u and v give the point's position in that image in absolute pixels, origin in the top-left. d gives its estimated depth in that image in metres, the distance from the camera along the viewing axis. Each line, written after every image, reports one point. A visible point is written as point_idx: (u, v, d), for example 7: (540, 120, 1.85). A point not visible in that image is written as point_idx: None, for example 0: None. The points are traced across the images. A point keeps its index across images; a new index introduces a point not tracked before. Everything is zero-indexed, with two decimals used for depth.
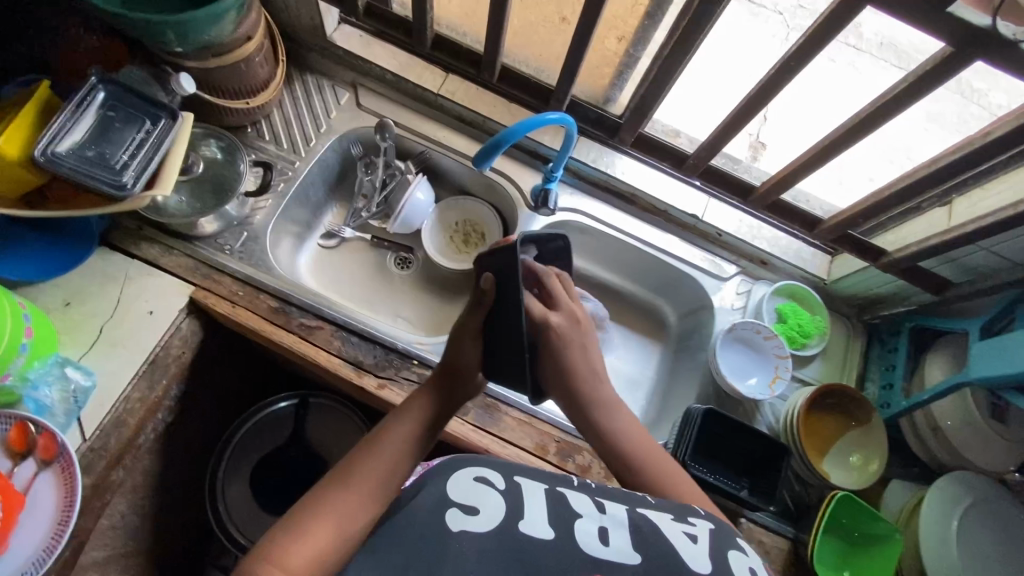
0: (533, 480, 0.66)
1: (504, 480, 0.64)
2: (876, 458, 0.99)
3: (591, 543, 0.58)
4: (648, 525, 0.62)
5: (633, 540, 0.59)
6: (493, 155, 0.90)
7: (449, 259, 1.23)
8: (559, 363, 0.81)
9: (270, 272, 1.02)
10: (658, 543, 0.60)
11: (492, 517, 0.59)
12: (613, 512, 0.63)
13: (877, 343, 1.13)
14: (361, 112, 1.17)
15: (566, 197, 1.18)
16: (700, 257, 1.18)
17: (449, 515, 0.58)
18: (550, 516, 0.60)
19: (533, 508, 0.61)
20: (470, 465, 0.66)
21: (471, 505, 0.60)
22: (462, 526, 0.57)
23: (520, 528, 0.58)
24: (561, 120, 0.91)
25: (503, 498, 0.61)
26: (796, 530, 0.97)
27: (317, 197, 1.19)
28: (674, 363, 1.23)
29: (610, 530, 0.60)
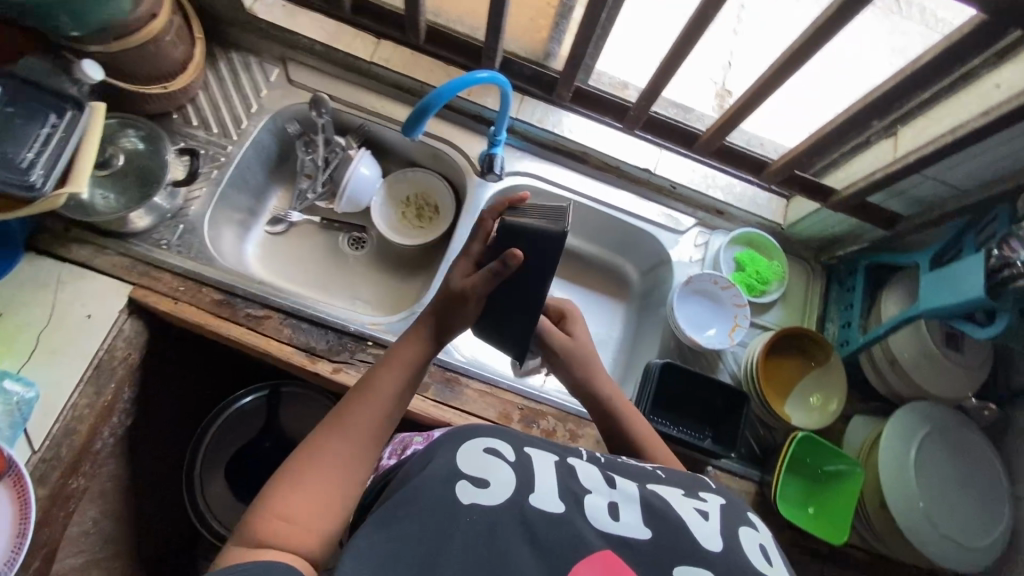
0: (543, 452, 0.68)
1: (515, 453, 0.66)
2: (835, 396, 1.00)
3: (601, 517, 0.60)
4: (659, 502, 0.63)
5: (643, 515, 0.61)
6: (423, 122, 0.87)
7: (402, 235, 1.20)
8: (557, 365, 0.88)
9: (211, 263, 0.98)
10: (668, 519, 0.61)
11: (504, 489, 0.60)
12: (625, 488, 0.65)
13: (835, 283, 1.14)
14: (293, 88, 1.12)
15: (515, 160, 1.15)
16: (656, 212, 1.16)
17: (460, 486, 0.60)
18: (561, 489, 0.62)
19: (542, 481, 0.62)
20: (480, 439, 0.68)
21: (483, 476, 0.61)
22: (473, 498, 0.59)
23: (531, 502, 0.60)
24: (490, 79, 0.88)
25: (514, 471, 0.63)
26: (762, 473, 1.00)
27: (257, 182, 1.15)
28: (639, 320, 1.22)
29: (620, 505, 0.62)
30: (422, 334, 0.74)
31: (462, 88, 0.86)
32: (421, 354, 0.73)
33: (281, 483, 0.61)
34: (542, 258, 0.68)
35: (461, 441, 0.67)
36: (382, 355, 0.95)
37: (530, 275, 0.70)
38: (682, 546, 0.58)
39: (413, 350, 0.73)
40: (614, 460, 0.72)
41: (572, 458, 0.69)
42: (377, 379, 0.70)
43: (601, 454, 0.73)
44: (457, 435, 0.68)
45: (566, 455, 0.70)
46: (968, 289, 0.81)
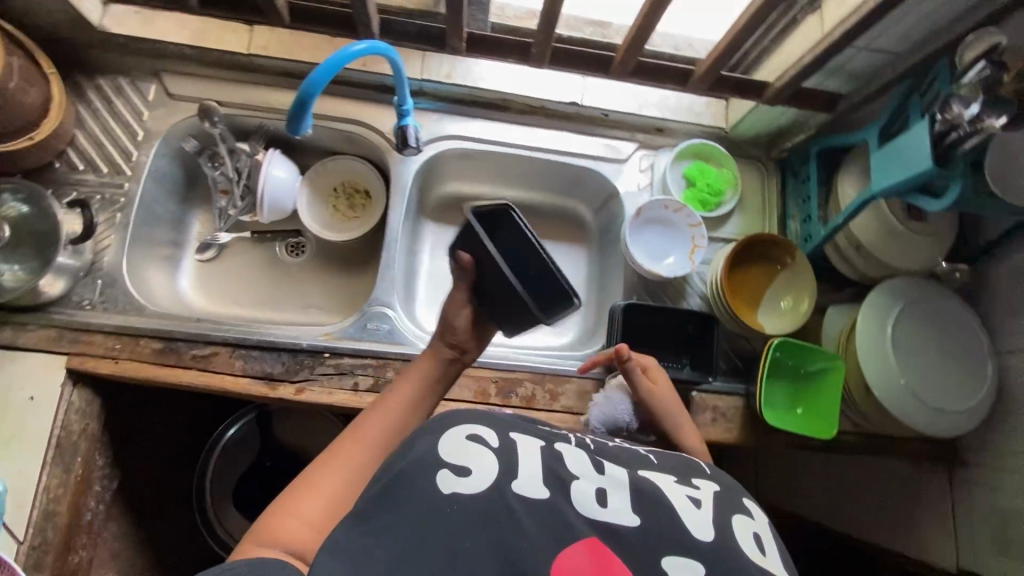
0: (528, 437, 0.66)
1: (499, 438, 0.63)
2: (806, 294, 0.97)
3: (590, 505, 0.58)
4: (650, 489, 0.62)
5: (631, 501, 0.60)
6: (307, 115, 0.76)
7: (337, 231, 1.13)
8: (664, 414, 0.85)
9: (142, 312, 0.94)
10: (660, 505, 0.60)
11: (486, 475, 0.58)
12: (613, 473, 0.64)
13: (790, 177, 1.09)
14: (176, 102, 1.03)
15: (433, 124, 1.07)
16: (594, 144, 1.10)
17: (441, 475, 0.57)
18: (545, 474, 0.60)
19: (526, 466, 0.60)
20: (462, 425, 0.64)
21: (464, 464, 0.59)
22: (453, 487, 0.56)
23: (514, 489, 0.57)
24: (370, 49, 0.79)
25: (497, 457, 0.61)
26: (746, 385, 0.99)
27: (170, 211, 1.07)
28: (601, 260, 1.19)
29: (609, 492, 0.60)
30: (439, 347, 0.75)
31: (338, 64, 0.76)
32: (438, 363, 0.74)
33: (295, 485, 0.59)
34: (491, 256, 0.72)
35: (432, 427, 0.63)
36: (343, 364, 0.92)
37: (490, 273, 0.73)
38: (671, 535, 0.57)
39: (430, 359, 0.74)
40: (604, 445, 0.71)
41: (560, 442, 0.68)
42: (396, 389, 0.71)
43: (591, 437, 0.72)
44: (445, 420, 0.64)
45: (554, 441, 0.67)
46: (917, 162, 0.76)
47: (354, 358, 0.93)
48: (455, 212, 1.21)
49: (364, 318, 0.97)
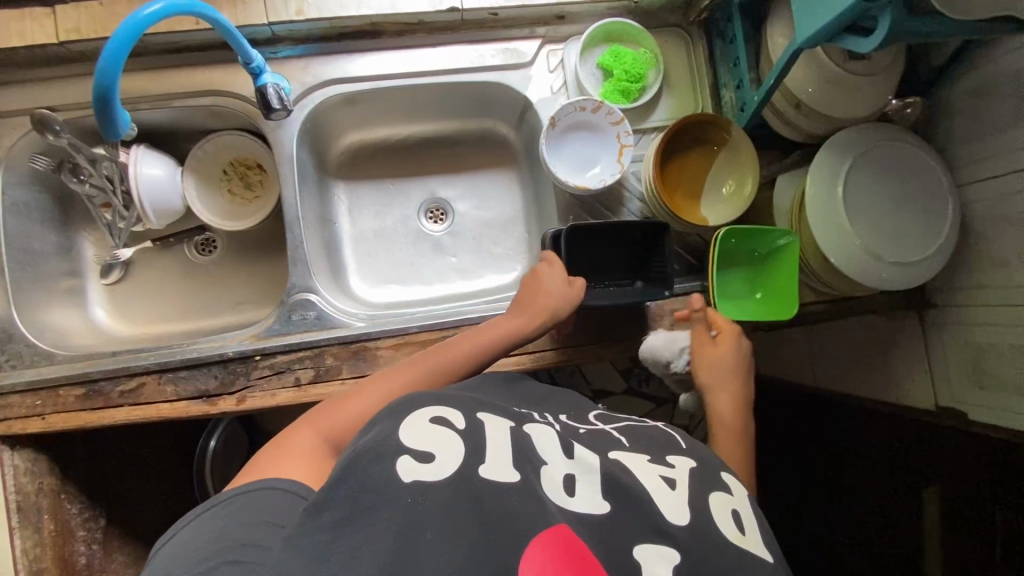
0: (496, 416, 0.63)
1: (465, 419, 0.60)
2: (748, 175, 0.89)
3: (558, 492, 0.56)
4: (622, 472, 0.59)
5: (601, 488, 0.57)
6: (118, 107, 0.66)
7: (238, 217, 1.03)
8: (727, 368, 0.83)
9: (52, 360, 0.88)
10: (627, 493, 0.57)
11: (452, 462, 0.54)
12: (583, 458, 0.61)
13: (718, 38, 0.96)
14: (5, 119, 0.89)
15: (303, 73, 0.92)
16: (490, 52, 0.95)
17: (401, 462, 0.53)
18: (515, 455, 0.58)
19: (491, 449, 0.57)
20: (429, 407, 0.61)
21: (428, 450, 0.55)
22: (415, 475, 0.52)
23: (481, 472, 0.54)
24: (167, 7, 0.67)
25: (463, 440, 0.57)
26: (703, 281, 0.94)
27: (53, 242, 0.97)
28: (534, 179, 1.10)
29: (577, 478, 0.58)
30: (524, 317, 0.82)
31: (135, 40, 0.64)
32: (518, 332, 0.81)
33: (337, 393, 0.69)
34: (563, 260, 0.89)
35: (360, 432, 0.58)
36: (278, 363, 0.87)
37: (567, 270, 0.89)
38: (642, 521, 0.55)
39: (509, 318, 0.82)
40: (575, 429, 0.68)
41: (529, 423, 0.65)
42: (481, 330, 0.81)
43: (562, 421, 0.69)
44: (386, 415, 0.60)
45: (522, 422, 0.65)
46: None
47: (288, 355, 0.87)
48: (364, 164, 1.10)
49: (286, 309, 0.91)
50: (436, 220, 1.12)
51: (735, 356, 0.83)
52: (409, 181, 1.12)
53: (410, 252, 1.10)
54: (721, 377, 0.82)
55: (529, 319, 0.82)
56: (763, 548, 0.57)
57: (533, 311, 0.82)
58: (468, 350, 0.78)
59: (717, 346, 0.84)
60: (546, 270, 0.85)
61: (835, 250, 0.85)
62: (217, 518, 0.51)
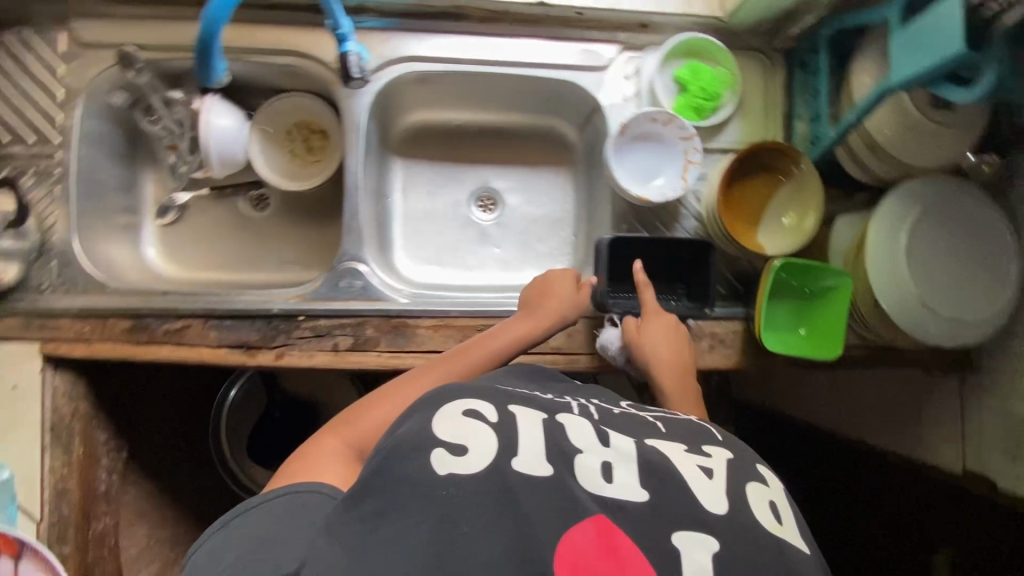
0: (528, 410, 0.62)
1: (498, 413, 0.60)
2: (812, 209, 0.88)
3: (593, 480, 0.55)
4: (659, 459, 0.59)
5: (639, 475, 0.56)
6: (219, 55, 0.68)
7: (298, 178, 1.04)
8: (665, 345, 0.83)
9: (104, 290, 0.89)
10: (665, 478, 0.56)
11: (484, 454, 0.55)
12: (619, 445, 0.60)
13: (798, 68, 0.95)
14: (91, 50, 0.90)
15: (383, 46, 0.93)
16: (569, 50, 0.95)
17: (434, 454, 0.54)
18: (549, 449, 0.57)
19: (526, 440, 0.57)
20: (460, 401, 0.61)
21: (460, 442, 0.56)
22: (449, 468, 0.53)
23: (514, 468, 0.54)
24: None
25: (497, 435, 0.57)
26: (746, 307, 0.93)
27: (117, 175, 0.99)
28: (589, 183, 1.10)
29: (613, 466, 0.57)
30: (533, 318, 0.84)
31: None
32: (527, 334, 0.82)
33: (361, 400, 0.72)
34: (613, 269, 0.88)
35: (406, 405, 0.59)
36: (320, 326, 0.89)
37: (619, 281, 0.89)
38: (679, 509, 0.54)
39: (521, 322, 0.84)
40: (611, 414, 0.68)
41: (562, 413, 0.64)
42: (495, 332, 0.83)
43: (595, 407, 0.69)
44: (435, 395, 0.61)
45: (556, 412, 0.64)
46: (939, 48, 0.65)
47: (330, 319, 0.89)
48: (424, 144, 1.11)
49: (334, 276, 0.92)
50: (486, 210, 1.12)
51: (670, 333, 0.84)
52: (465, 168, 1.12)
53: (455, 236, 1.11)
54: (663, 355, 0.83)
55: (537, 320, 0.83)
56: (800, 540, 0.56)
57: (542, 313, 0.84)
58: (484, 354, 0.79)
59: (652, 328, 0.83)
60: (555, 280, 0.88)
61: (899, 314, 0.84)
62: (249, 524, 0.55)
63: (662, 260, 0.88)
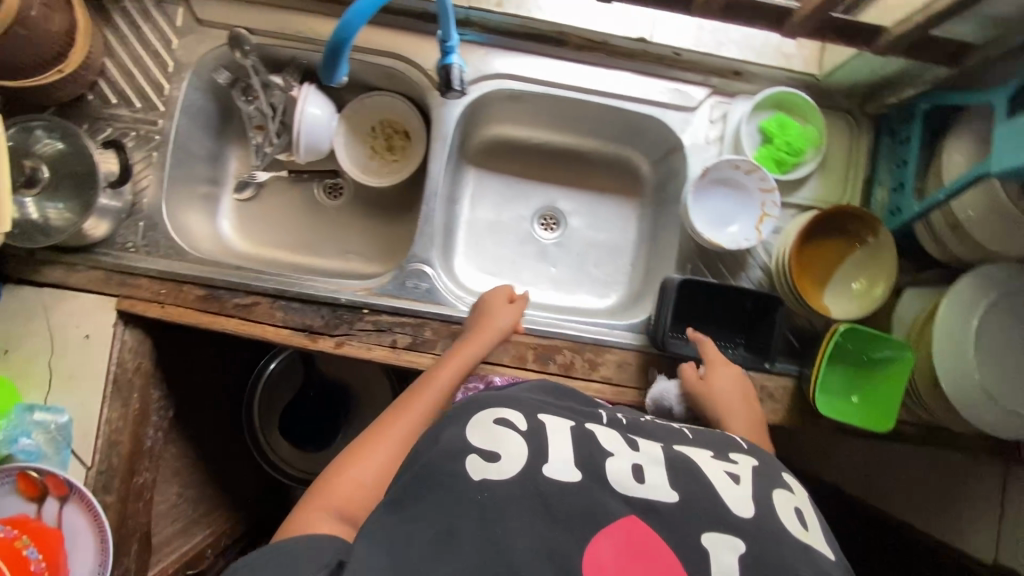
0: (556, 418, 0.66)
1: (527, 421, 0.64)
2: (882, 277, 0.88)
3: (626, 483, 0.58)
4: (685, 463, 0.61)
5: (669, 476, 0.59)
6: (344, 60, 0.69)
7: (376, 173, 1.07)
8: (730, 382, 0.83)
9: (183, 256, 0.93)
10: (694, 480, 0.59)
11: (516, 459, 0.58)
12: (648, 451, 0.63)
13: (885, 136, 0.95)
14: (205, 28, 0.94)
15: (482, 59, 0.95)
16: (659, 88, 0.97)
17: (469, 460, 0.58)
18: (578, 456, 0.60)
19: (556, 447, 0.60)
20: (488, 409, 0.65)
21: (492, 448, 0.59)
22: (482, 473, 0.57)
23: (545, 472, 0.57)
24: None
25: (525, 441, 0.60)
26: (801, 366, 0.93)
27: (207, 147, 1.02)
28: (655, 218, 1.11)
29: (644, 468, 0.60)
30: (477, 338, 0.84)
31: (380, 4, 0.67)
32: (477, 351, 0.83)
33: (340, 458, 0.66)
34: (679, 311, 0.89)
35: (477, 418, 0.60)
36: (381, 321, 0.91)
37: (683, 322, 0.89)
38: (707, 509, 0.56)
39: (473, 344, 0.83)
40: (640, 420, 0.71)
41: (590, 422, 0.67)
42: (451, 357, 0.81)
43: (624, 414, 0.72)
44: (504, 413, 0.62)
45: (583, 420, 0.68)
46: None
47: (392, 316, 0.92)
48: (499, 156, 1.13)
49: (402, 275, 0.94)
50: (548, 229, 1.14)
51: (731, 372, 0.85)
52: (534, 185, 1.14)
53: (515, 250, 1.13)
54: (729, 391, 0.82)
55: (483, 337, 0.84)
56: (826, 546, 0.57)
57: (486, 331, 0.86)
58: (445, 378, 0.78)
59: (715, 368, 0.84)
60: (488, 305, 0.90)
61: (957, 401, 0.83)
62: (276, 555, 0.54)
63: (729, 306, 0.88)
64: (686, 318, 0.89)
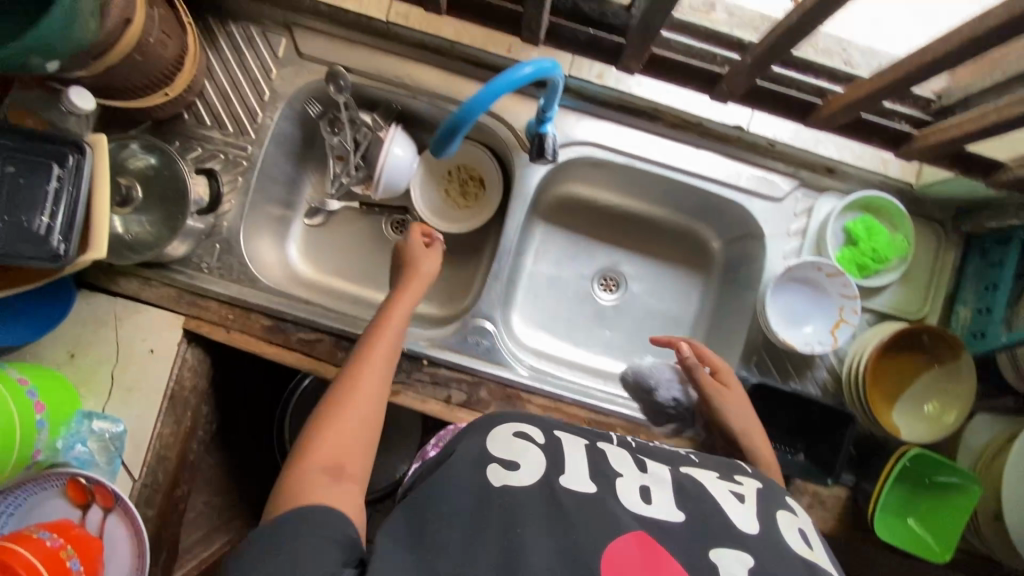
0: (573, 438, 0.67)
1: (545, 437, 0.65)
2: (955, 407, 0.86)
3: (634, 499, 0.57)
4: (693, 484, 0.61)
5: (675, 497, 0.58)
6: (457, 137, 0.75)
7: (446, 218, 1.07)
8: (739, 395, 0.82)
9: (254, 284, 0.94)
10: (703, 502, 0.58)
11: (534, 470, 0.59)
12: (655, 473, 0.62)
13: (975, 254, 0.92)
14: (305, 62, 0.95)
15: (572, 125, 0.95)
16: (745, 175, 0.95)
17: (491, 468, 0.59)
18: (593, 471, 0.60)
19: (571, 463, 0.61)
20: (510, 424, 0.67)
21: (512, 459, 0.60)
22: (505, 481, 0.57)
23: (561, 483, 0.57)
24: (538, 72, 0.72)
25: (544, 454, 0.62)
26: (858, 478, 0.90)
27: (287, 173, 1.03)
28: (719, 296, 1.09)
29: (651, 489, 0.59)
30: (407, 287, 0.83)
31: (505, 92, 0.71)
32: (413, 298, 0.82)
33: (306, 431, 0.63)
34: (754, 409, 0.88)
35: None
36: (439, 375, 0.91)
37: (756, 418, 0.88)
38: (717, 529, 0.54)
39: (407, 295, 0.82)
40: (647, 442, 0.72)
41: (602, 442, 0.68)
42: (388, 308, 0.79)
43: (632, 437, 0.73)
44: None
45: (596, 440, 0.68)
46: None
47: (450, 371, 0.91)
48: (569, 214, 1.12)
49: (464, 330, 0.94)
50: (608, 290, 1.13)
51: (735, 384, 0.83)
52: (600, 246, 1.13)
53: (572, 309, 1.11)
54: (742, 404, 0.81)
55: (417, 286, 0.83)
56: (831, 566, 0.56)
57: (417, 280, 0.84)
58: (391, 329, 0.76)
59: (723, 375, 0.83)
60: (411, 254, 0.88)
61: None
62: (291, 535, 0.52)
63: (799, 413, 0.88)
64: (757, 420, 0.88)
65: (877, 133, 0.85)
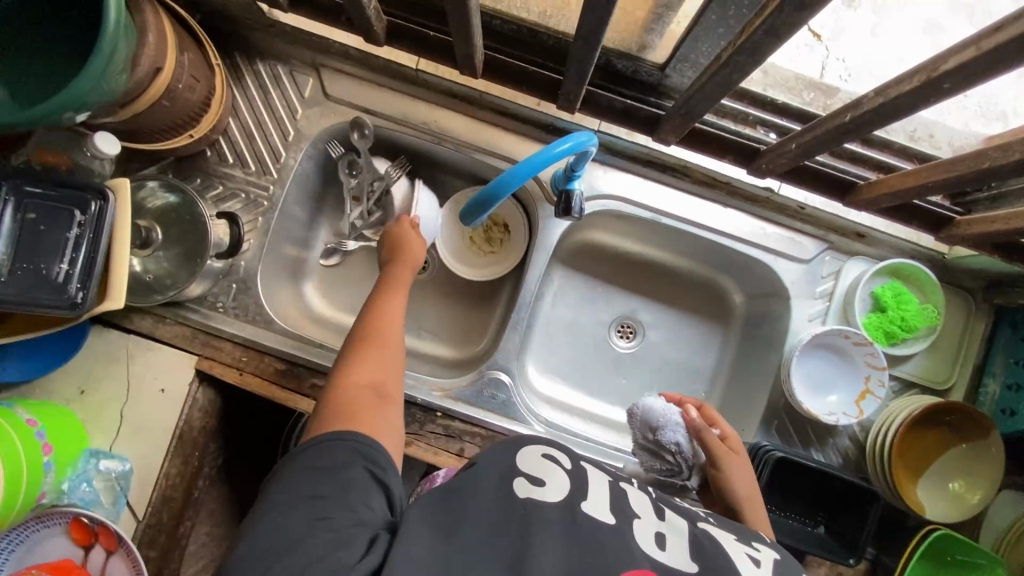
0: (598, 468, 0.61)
1: (572, 460, 0.60)
2: (981, 487, 0.84)
3: (648, 543, 0.52)
4: (708, 537, 0.56)
5: (690, 551, 0.53)
6: (488, 208, 0.78)
7: (468, 265, 1.05)
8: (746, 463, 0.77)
9: (269, 325, 0.93)
10: (717, 563, 0.52)
11: (558, 492, 0.55)
12: (673, 520, 0.57)
13: (1007, 327, 0.90)
14: (331, 103, 0.94)
15: (599, 177, 0.94)
16: (772, 235, 0.93)
17: (517, 482, 0.55)
18: (613, 503, 0.56)
19: (593, 489, 0.57)
20: (539, 442, 0.62)
21: (539, 475, 0.56)
22: (528, 494, 0.54)
23: (583, 508, 0.54)
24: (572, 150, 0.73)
25: (569, 477, 0.57)
26: (878, 552, 0.87)
27: (307, 210, 1.02)
28: (739, 351, 1.07)
29: (666, 538, 0.54)
30: (400, 264, 0.84)
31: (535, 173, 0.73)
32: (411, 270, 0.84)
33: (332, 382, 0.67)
34: (772, 481, 0.86)
35: None
36: (453, 427, 0.89)
37: (775, 489, 0.86)
38: None
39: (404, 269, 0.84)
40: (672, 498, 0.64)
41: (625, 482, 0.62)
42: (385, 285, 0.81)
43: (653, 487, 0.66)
44: None
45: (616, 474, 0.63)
46: None
47: (465, 424, 0.90)
48: (589, 260, 1.11)
49: (480, 382, 0.93)
50: (625, 337, 1.10)
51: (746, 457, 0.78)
52: (619, 293, 1.11)
53: (589, 356, 1.09)
54: (747, 475, 0.75)
55: (411, 261, 0.85)
56: None
57: (410, 255, 0.85)
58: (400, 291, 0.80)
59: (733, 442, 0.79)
60: (401, 235, 0.87)
61: None
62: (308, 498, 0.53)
63: (820, 486, 0.85)
64: (775, 491, 0.87)
65: (918, 216, 0.84)
